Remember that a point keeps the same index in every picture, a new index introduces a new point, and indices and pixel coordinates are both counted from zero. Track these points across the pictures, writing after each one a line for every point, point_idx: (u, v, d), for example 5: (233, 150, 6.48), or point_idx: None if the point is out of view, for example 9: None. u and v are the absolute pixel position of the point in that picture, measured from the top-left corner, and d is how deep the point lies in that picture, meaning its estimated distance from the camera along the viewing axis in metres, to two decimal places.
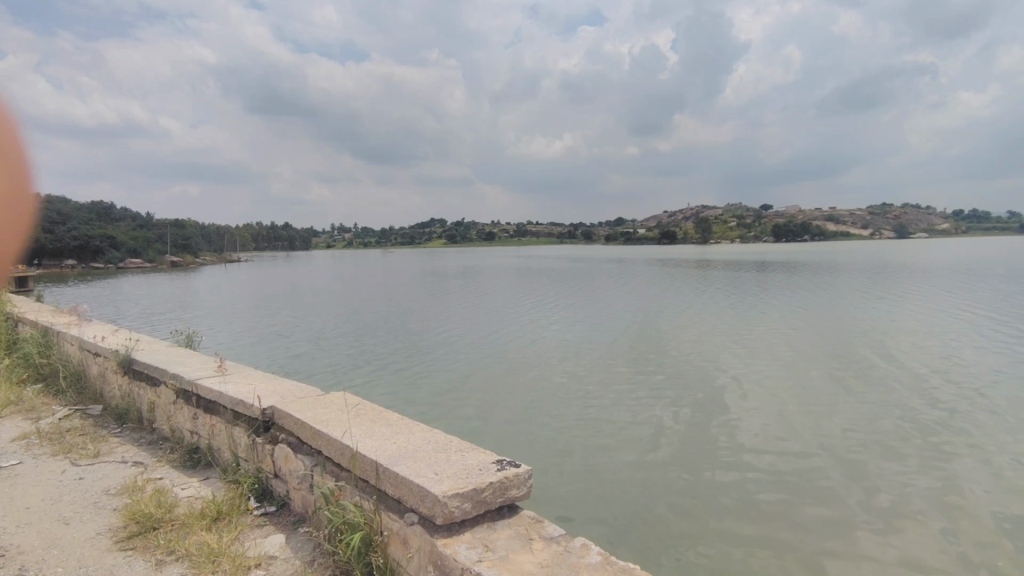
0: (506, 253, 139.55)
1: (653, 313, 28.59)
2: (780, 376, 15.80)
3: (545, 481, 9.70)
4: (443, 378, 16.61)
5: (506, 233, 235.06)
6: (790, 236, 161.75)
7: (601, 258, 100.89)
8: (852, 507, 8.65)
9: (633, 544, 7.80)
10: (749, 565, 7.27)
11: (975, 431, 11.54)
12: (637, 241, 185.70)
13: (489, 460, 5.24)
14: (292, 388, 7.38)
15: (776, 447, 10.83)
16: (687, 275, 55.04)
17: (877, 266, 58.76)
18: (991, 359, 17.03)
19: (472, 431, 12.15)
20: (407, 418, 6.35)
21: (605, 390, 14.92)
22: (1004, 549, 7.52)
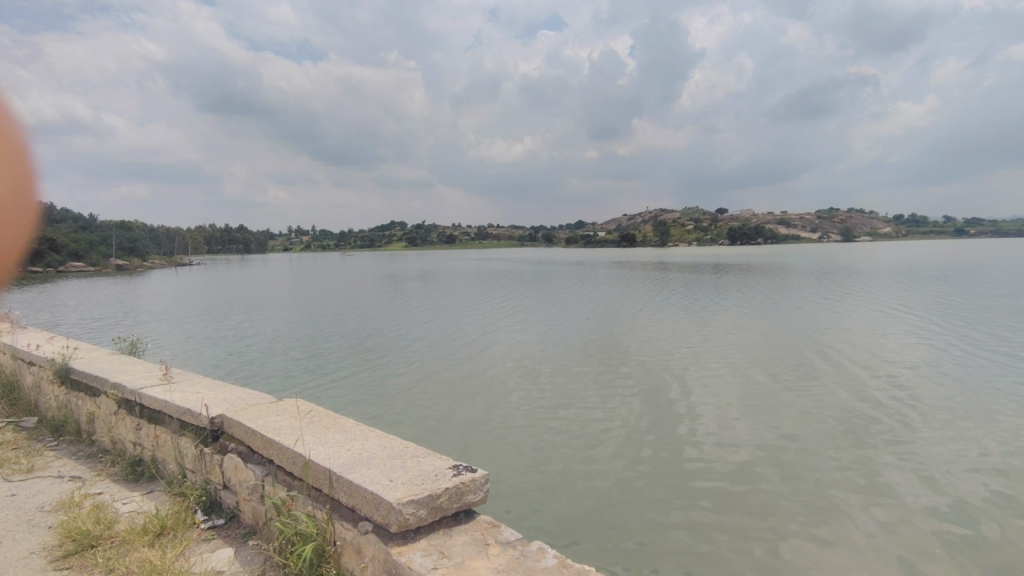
0: (468, 255, 139.26)
1: (612, 315, 29.04)
2: (735, 375, 16.17)
3: (504, 484, 9.65)
4: (402, 380, 16.40)
5: (468, 235, 234.41)
6: (744, 239, 166.30)
7: (561, 261, 101.53)
8: (806, 505, 8.85)
9: (591, 544, 7.81)
10: (704, 562, 7.38)
11: (916, 427, 12.05)
12: (597, 244, 187.80)
13: (446, 465, 5.20)
14: (242, 396, 7.15)
15: (731, 447, 11.03)
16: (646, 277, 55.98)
17: (824, 268, 61.00)
18: (928, 358, 17.90)
19: (430, 434, 12.00)
20: (362, 424, 6.23)
21: (564, 391, 14.98)
22: (949, 544, 7.80)
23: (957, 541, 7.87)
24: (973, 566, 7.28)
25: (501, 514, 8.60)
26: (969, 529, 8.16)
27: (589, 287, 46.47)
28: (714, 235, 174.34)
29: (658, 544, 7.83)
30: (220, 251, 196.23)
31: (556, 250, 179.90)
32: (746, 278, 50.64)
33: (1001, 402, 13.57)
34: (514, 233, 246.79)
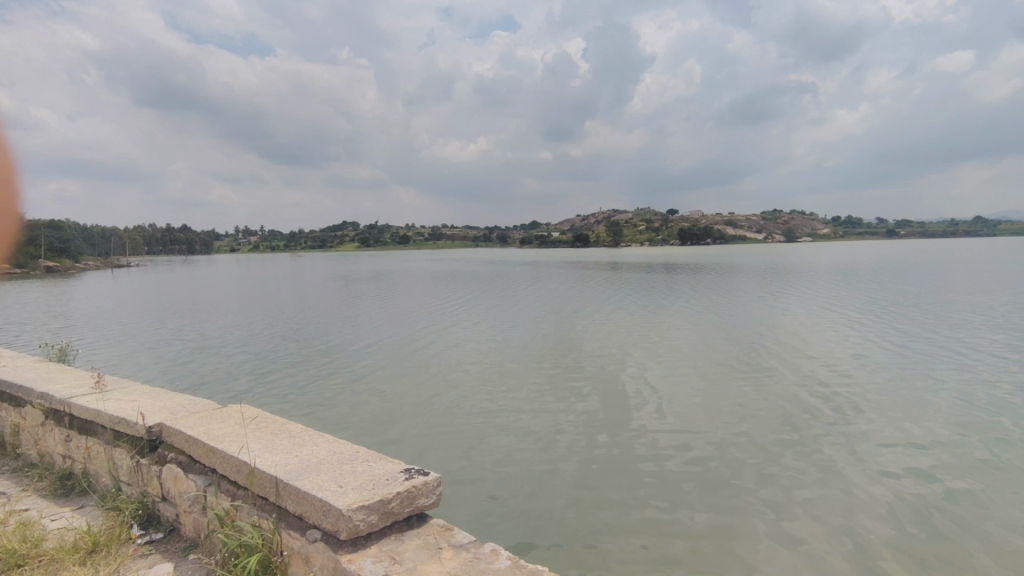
0: (423, 256, 138.14)
1: (565, 314, 29.30)
2: (685, 372, 16.53)
3: (458, 486, 9.54)
4: (354, 382, 16.04)
5: (422, 236, 232.33)
6: (694, 239, 170.56)
7: (516, 261, 101.64)
8: (756, 494, 9.07)
9: (547, 541, 7.79)
10: (656, 554, 7.48)
11: (855, 415, 12.56)
12: (552, 244, 189.10)
13: (397, 468, 5.11)
14: (183, 403, 6.85)
15: (682, 440, 11.28)
16: (600, 277, 56.67)
17: (770, 267, 63.06)
18: (866, 352, 18.74)
19: (383, 437, 11.78)
20: (311, 429, 6.08)
21: (518, 390, 14.99)
22: (888, 524, 8.11)
23: (893, 519, 8.26)
24: (912, 544, 7.59)
25: (455, 517, 8.47)
26: (906, 510, 8.50)
27: (544, 286, 46.61)
28: (665, 236, 178.15)
29: (615, 539, 7.84)
30: (162, 253, 188.09)
31: (512, 250, 180.51)
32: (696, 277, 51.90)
33: (933, 391, 14.30)
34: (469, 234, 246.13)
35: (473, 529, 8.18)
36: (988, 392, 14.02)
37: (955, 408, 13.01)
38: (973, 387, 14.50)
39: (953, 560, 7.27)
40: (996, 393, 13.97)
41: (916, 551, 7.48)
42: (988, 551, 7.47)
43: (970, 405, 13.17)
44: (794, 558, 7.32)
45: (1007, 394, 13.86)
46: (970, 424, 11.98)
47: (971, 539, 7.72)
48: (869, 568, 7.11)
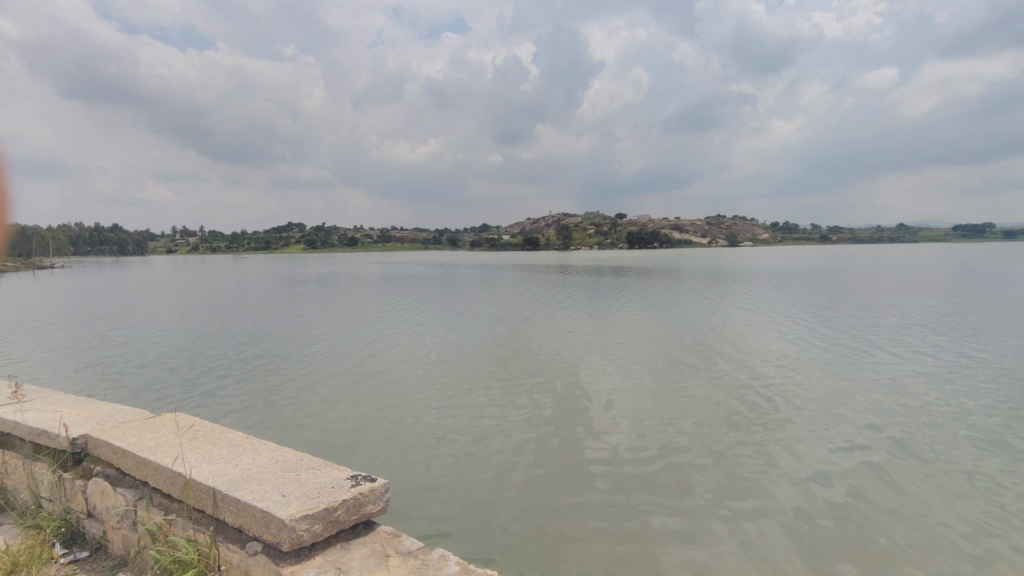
0: (372, 258, 136.06)
1: (515, 317, 29.42)
2: (632, 373, 16.82)
3: (407, 489, 9.35)
4: (298, 387, 15.54)
5: (371, 238, 228.58)
6: (642, 243, 173.92)
7: (466, 264, 100.79)
8: (702, 489, 9.25)
9: (498, 541, 7.72)
10: (607, 549, 7.52)
11: (793, 411, 13.07)
12: (503, 247, 189.09)
13: (343, 476, 4.98)
14: (112, 413, 6.47)
15: (632, 439, 11.45)
16: (550, 280, 56.98)
17: (713, 272, 64.79)
18: (804, 353, 19.54)
19: (329, 440, 11.43)
20: (252, 438, 5.85)
21: (468, 392, 14.92)
22: (827, 513, 8.42)
23: (829, 507, 8.60)
24: (849, 531, 7.92)
25: (405, 522, 8.28)
26: (844, 500, 8.84)
27: (495, 290, 46.52)
28: (614, 240, 181.15)
29: (567, 536, 7.84)
30: (92, 253, 177.89)
31: (462, 253, 179.91)
32: (644, 281, 52.98)
33: (866, 387, 15.03)
34: (419, 236, 243.89)
35: (422, 532, 8.01)
36: (914, 389, 14.86)
37: (883, 402, 13.73)
38: (899, 384, 15.36)
39: (885, 544, 7.63)
40: (919, 389, 14.82)
41: (852, 535, 7.82)
42: (916, 535, 7.87)
43: (899, 400, 13.92)
44: (740, 549, 7.48)
45: (931, 390, 14.74)
46: (899, 417, 12.64)
47: (900, 524, 8.14)
48: (809, 554, 7.36)
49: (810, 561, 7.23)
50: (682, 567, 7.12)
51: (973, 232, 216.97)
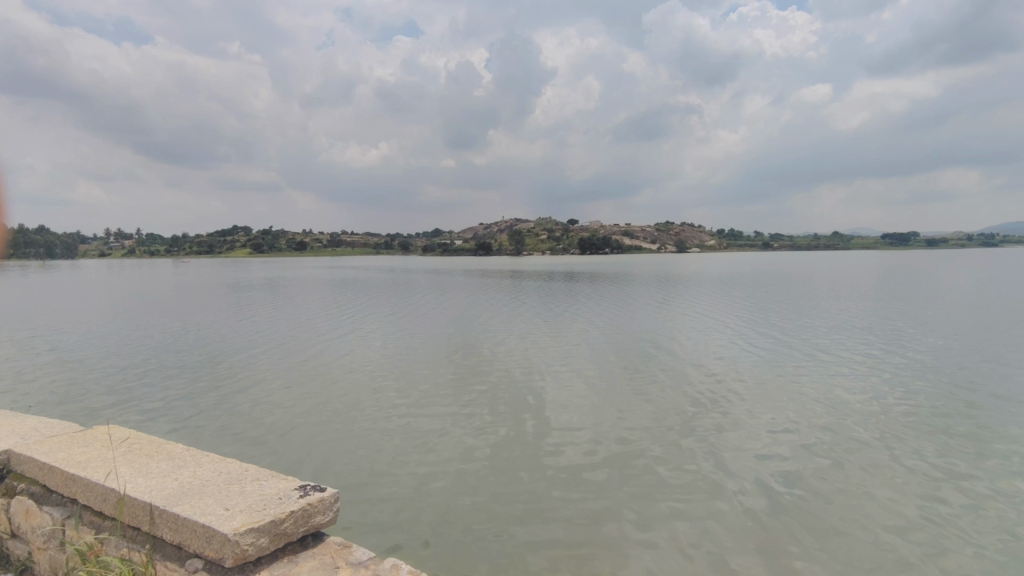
0: (321, 262, 133.16)
1: (469, 322, 29.38)
2: (585, 377, 17.04)
3: (360, 495, 9.12)
4: (243, 394, 14.95)
5: (319, 242, 222.98)
6: (592, 249, 176.40)
7: (417, 269, 99.65)
8: (654, 488, 9.41)
9: (453, 545, 7.61)
10: (563, 549, 7.53)
11: (739, 411, 13.52)
12: (454, 252, 187.99)
13: (291, 486, 4.84)
14: (39, 426, 6.08)
15: (585, 440, 11.56)
16: (503, 285, 57.05)
17: (661, 278, 66.35)
18: (748, 356, 20.24)
19: (277, 447, 11.02)
20: (193, 449, 5.60)
21: (420, 397, 14.76)
22: (777, 509, 8.67)
23: (775, 502, 8.90)
24: (794, 524, 8.22)
25: (357, 528, 8.07)
26: (789, 495, 9.15)
27: (448, 295, 46.17)
28: (565, 246, 182.97)
29: (522, 538, 7.78)
30: (16, 256, 166.92)
31: (413, 258, 177.81)
32: (594, 286, 53.80)
33: (805, 388, 15.71)
34: (370, 241, 240.39)
35: (377, 539, 7.79)
36: (849, 388, 15.63)
37: (822, 401, 14.36)
38: (836, 384, 16.13)
39: (826, 535, 7.95)
40: (856, 389, 15.57)
41: (797, 528, 8.12)
42: (855, 525, 8.25)
43: (836, 399, 14.58)
44: (695, 548, 7.60)
45: (864, 390, 15.51)
46: (836, 415, 13.23)
47: (839, 516, 8.51)
48: (759, 547, 7.59)
49: (763, 556, 7.41)
50: (636, 566, 7.17)
51: (899, 241, 230.91)
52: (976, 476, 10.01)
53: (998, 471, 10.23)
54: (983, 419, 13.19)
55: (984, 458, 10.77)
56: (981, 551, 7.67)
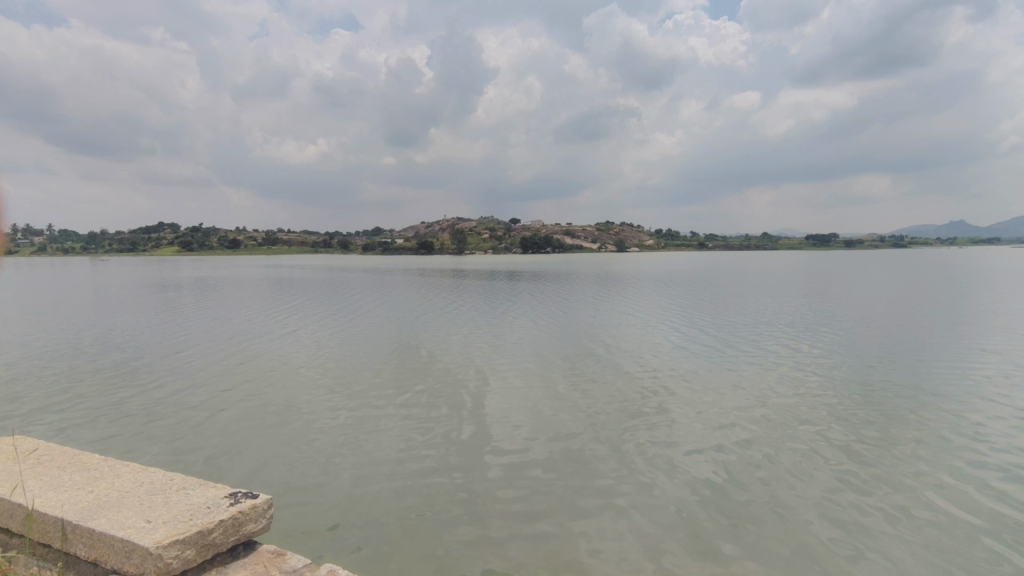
0: (255, 260, 128.03)
1: (411, 321, 29.06)
2: (526, 375, 17.20)
3: (293, 496, 8.93)
4: (169, 397, 14.28)
5: (253, 241, 214.31)
6: (534, 249, 177.49)
7: (356, 268, 97.27)
8: (589, 481, 9.60)
9: (390, 544, 7.59)
10: (499, 543, 7.64)
11: (672, 406, 14.02)
12: (395, 251, 184.68)
13: (219, 494, 4.87)
14: None
15: (524, 437, 11.69)
16: (445, 285, 56.55)
17: (601, 277, 67.44)
18: (682, 353, 20.96)
19: (206, 451, 10.63)
20: (109, 458, 5.46)
21: (358, 398, 14.50)
22: (705, 497, 9.09)
23: (703, 491, 9.32)
24: (720, 511, 8.63)
25: (291, 529, 7.91)
26: (715, 485, 9.53)
27: (389, 294, 45.34)
28: (508, 245, 183.47)
29: (461, 535, 7.85)
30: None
31: (352, 256, 173.51)
32: (537, 285, 54.15)
33: (734, 382, 16.43)
34: (306, 240, 233.03)
35: (311, 540, 7.66)
36: (774, 382, 16.47)
37: (749, 395, 15.09)
38: (762, 378, 16.93)
39: (748, 519, 8.41)
40: (780, 382, 16.41)
41: (722, 515, 8.54)
42: (775, 508, 8.76)
43: (762, 392, 15.34)
44: (627, 537, 7.88)
45: (788, 383, 16.36)
46: (762, 407, 13.95)
47: (761, 501, 9.01)
48: (689, 535, 7.95)
49: (691, 544, 7.75)
50: (567, 559, 7.29)
51: (822, 241, 244.21)
52: (885, 459, 10.72)
53: (903, 453, 11.00)
54: (894, 407, 14.13)
55: (893, 443, 11.60)
56: (885, 525, 8.31)
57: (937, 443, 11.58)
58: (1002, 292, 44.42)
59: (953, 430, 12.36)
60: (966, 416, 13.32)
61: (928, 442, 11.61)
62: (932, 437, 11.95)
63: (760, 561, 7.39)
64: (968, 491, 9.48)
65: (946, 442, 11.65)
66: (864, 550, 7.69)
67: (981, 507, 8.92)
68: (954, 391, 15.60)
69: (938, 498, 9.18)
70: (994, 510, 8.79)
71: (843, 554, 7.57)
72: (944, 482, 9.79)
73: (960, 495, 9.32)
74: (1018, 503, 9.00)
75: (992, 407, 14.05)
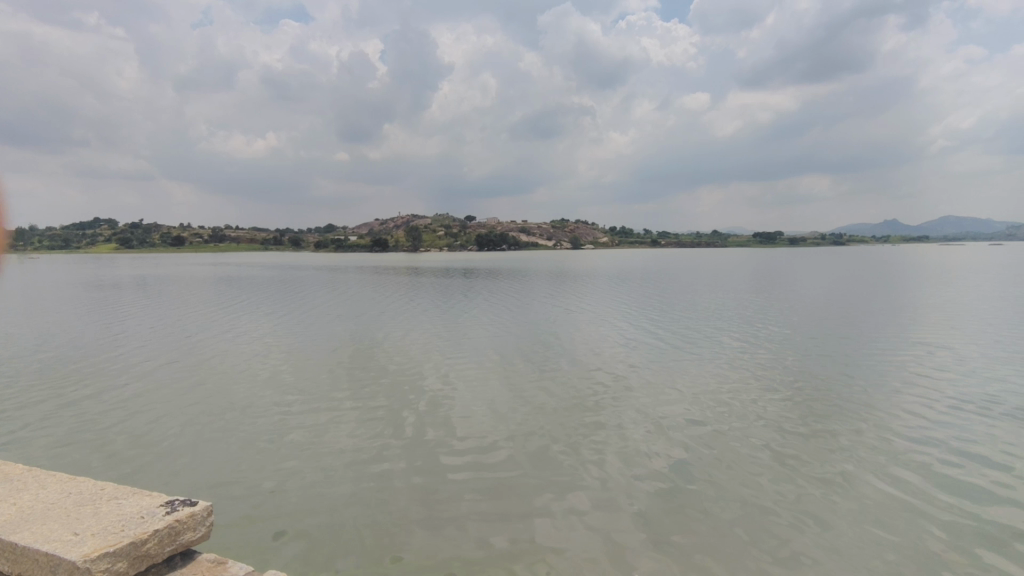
0: (200, 260, 123.51)
1: (367, 319, 28.65)
2: (482, 372, 17.22)
3: (236, 495, 8.79)
4: (106, 398, 13.74)
5: (198, 238, 206.22)
6: (491, 246, 177.22)
7: (309, 266, 95.15)
8: (539, 477, 9.65)
9: (333, 541, 7.58)
10: (444, 538, 7.72)
11: (623, 401, 14.30)
12: (349, 249, 181.20)
13: (156, 504, 4.92)
14: None
15: (477, 434, 11.75)
16: (401, 282, 55.98)
17: (558, 274, 67.93)
18: (634, 349, 21.42)
19: (145, 453, 10.33)
20: (42, 470, 5.45)
21: (309, 397, 14.26)
22: (648, 487, 9.35)
23: (648, 481, 9.57)
24: (662, 500, 8.91)
25: (231, 529, 7.80)
26: (662, 478, 9.73)
27: (344, 292, 44.55)
28: (464, 243, 182.63)
29: (404, 531, 7.88)
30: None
31: (303, 253, 169.28)
32: (496, 282, 54.21)
33: (683, 377, 16.89)
34: (256, 237, 226.03)
35: (250, 539, 7.58)
36: (721, 376, 17.03)
37: (697, 388, 15.55)
38: (711, 372, 17.43)
39: (688, 507, 8.71)
40: (727, 376, 16.97)
41: (663, 503, 8.82)
42: (714, 496, 9.10)
43: (710, 386, 15.82)
44: (571, 526, 8.07)
45: (734, 376, 16.93)
46: (709, 400, 14.41)
47: (701, 489, 9.33)
48: (631, 524, 8.18)
49: (633, 532, 7.99)
50: (512, 555, 7.32)
51: (769, 240, 252.78)
52: (819, 446, 11.24)
53: (836, 440, 11.57)
54: (831, 397, 14.81)
55: (829, 430, 12.17)
56: (816, 508, 8.73)
57: (868, 430, 12.20)
58: (934, 288, 46.92)
59: (886, 418, 12.95)
60: (897, 405, 14.06)
61: (863, 430, 12.20)
62: (864, 424, 12.57)
63: (695, 546, 7.69)
64: (891, 472, 10.05)
65: (880, 430, 12.18)
66: (793, 530, 8.08)
67: (907, 490, 9.36)
68: (887, 381, 16.43)
69: (868, 481, 9.68)
70: (921, 493, 9.24)
71: (774, 535, 7.94)
72: (876, 466, 10.26)
73: (891, 479, 9.76)
74: (941, 486, 9.50)
75: (923, 396, 14.78)
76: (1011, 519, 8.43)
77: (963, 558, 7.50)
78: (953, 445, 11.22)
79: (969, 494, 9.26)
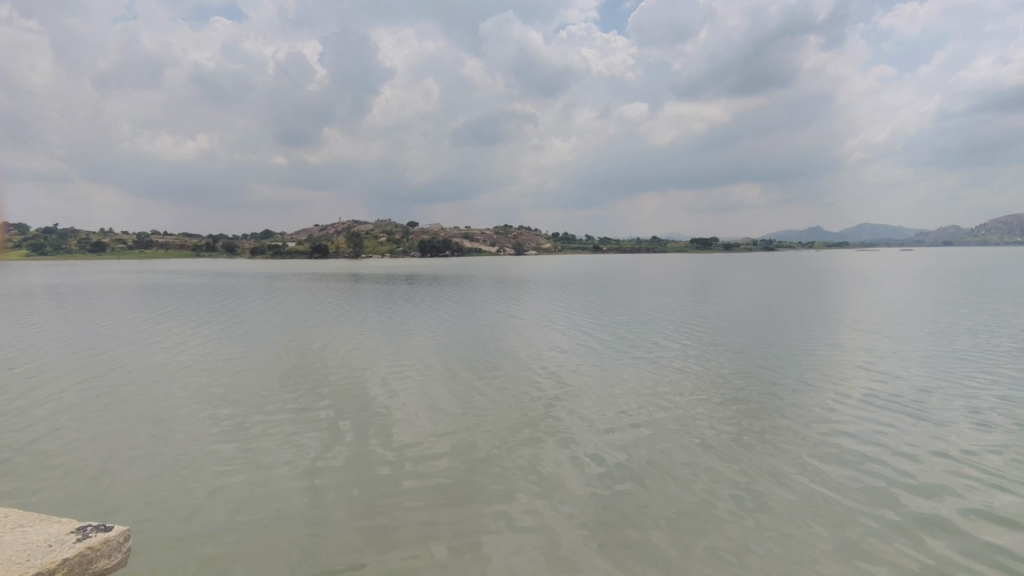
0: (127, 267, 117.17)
1: (307, 326, 27.90)
2: (424, 380, 17.00)
3: (158, 511, 8.42)
4: (17, 413, 12.82)
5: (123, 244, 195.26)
6: (434, 252, 176.12)
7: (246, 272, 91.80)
8: (480, 484, 9.60)
9: (260, 556, 7.34)
10: (376, 546, 7.61)
11: (564, 405, 14.43)
12: (286, 255, 175.87)
13: (68, 531, 4.72)
14: None
15: (416, 441, 11.62)
16: (344, 288, 54.77)
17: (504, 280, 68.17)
18: (577, 353, 21.71)
19: (58, 470, 9.72)
20: None
21: (242, 408, 13.69)
22: (582, 489, 9.48)
23: (583, 484, 9.69)
24: (595, 501, 9.06)
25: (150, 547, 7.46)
26: (602, 481, 9.85)
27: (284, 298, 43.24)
28: (407, 249, 180.85)
29: (335, 541, 7.72)
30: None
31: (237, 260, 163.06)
32: (441, 289, 53.88)
33: (623, 380, 17.26)
34: (187, 242, 215.81)
35: (169, 556, 7.27)
36: (659, 379, 17.50)
37: (637, 391, 15.91)
38: (650, 375, 17.91)
39: (620, 507, 8.90)
40: (664, 378, 17.46)
41: (597, 504, 8.97)
42: (646, 495, 9.33)
43: (649, 389, 16.20)
44: (504, 530, 8.09)
45: (672, 379, 17.42)
46: (647, 402, 14.78)
47: (634, 489, 9.52)
48: (565, 525, 8.28)
49: (565, 532, 8.07)
50: (448, 566, 7.19)
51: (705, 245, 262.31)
52: (747, 444, 11.71)
53: (763, 438, 12.08)
54: (761, 397, 15.46)
55: (758, 429, 12.68)
56: (740, 503, 9.09)
57: (792, 427, 12.80)
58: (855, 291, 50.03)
59: (811, 415, 13.62)
60: (821, 402, 14.80)
61: (789, 427, 12.77)
62: (789, 422, 13.18)
63: (625, 543, 7.86)
64: (812, 465, 10.58)
65: (804, 427, 12.79)
66: (718, 525, 8.40)
67: (829, 484, 9.80)
68: (811, 380, 17.29)
69: (789, 474, 10.17)
70: (843, 487, 9.69)
71: (698, 530, 8.22)
72: (799, 461, 10.77)
73: (816, 474, 10.21)
74: (857, 477, 10.06)
75: (844, 394, 15.65)
76: (920, 507, 8.94)
77: (870, 541, 7.98)
78: (870, 439, 11.88)
79: (885, 484, 9.79)
